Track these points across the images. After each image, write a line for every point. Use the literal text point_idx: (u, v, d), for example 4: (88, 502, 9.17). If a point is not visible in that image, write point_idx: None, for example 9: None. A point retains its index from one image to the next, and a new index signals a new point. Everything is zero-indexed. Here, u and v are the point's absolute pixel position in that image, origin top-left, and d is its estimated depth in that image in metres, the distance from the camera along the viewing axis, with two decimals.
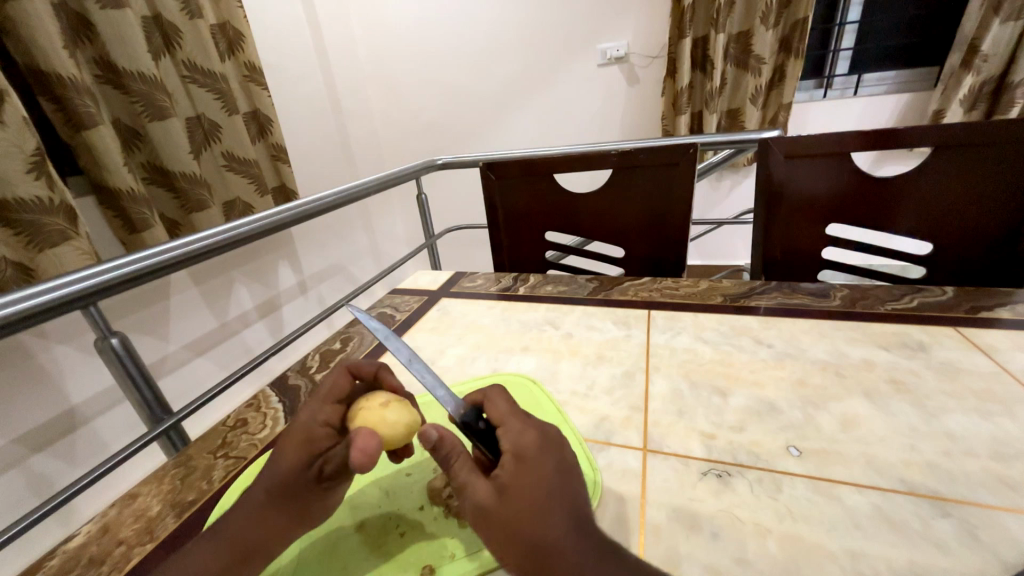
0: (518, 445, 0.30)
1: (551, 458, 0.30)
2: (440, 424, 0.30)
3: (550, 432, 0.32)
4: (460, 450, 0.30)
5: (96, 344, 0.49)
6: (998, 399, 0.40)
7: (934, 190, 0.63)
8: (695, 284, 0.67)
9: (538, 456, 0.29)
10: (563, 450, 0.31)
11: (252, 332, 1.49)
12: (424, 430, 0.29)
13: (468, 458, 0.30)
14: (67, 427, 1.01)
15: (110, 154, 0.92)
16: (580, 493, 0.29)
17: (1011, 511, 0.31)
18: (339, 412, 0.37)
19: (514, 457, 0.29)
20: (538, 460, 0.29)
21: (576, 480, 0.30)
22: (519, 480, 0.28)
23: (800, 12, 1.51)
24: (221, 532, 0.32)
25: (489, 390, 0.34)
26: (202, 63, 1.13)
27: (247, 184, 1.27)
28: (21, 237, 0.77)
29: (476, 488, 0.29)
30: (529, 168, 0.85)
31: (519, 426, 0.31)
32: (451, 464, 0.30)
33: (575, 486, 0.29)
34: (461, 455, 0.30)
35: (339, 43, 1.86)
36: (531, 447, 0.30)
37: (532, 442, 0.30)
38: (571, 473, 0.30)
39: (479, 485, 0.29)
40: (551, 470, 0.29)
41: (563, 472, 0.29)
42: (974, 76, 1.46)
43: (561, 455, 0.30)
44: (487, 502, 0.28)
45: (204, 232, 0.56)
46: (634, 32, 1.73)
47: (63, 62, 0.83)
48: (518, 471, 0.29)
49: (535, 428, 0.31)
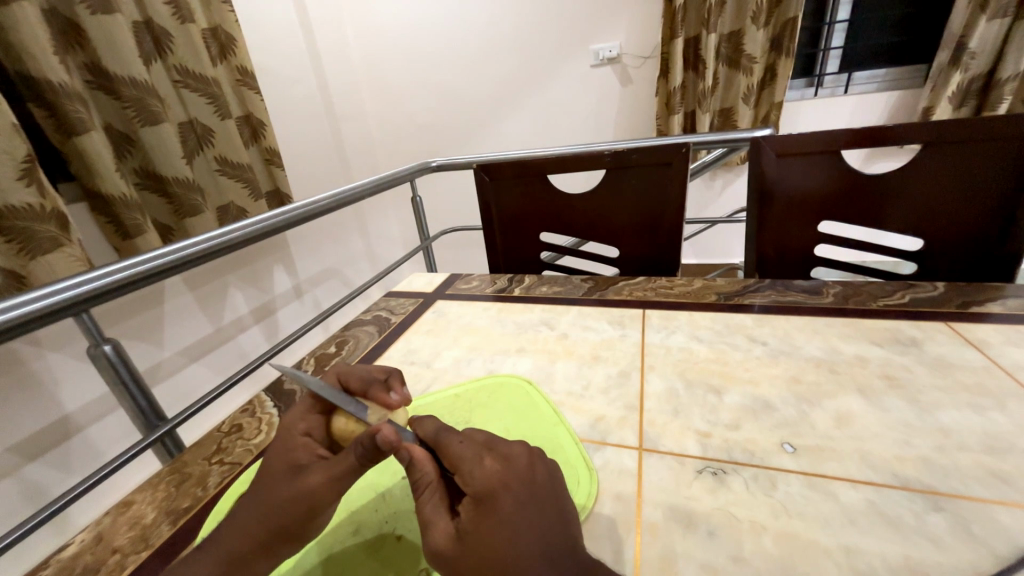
0: (478, 484, 0.28)
1: (514, 487, 0.28)
2: (413, 448, 0.30)
3: (514, 459, 0.30)
4: (426, 483, 0.30)
5: (89, 351, 0.50)
6: (989, 393, 0.41)
7: (924, 187, 0.64)
8: (689, 283, 0.68)
9: (501, 497, 0.27)
10: (532, 478, 0.29)
11: (248, 336, 1.48)
12: (397, 452, 0.30)
13: (434, 492, 0.29)
14: (62, 434, 1.00)
15: (102, 160, 0.91)
16: (561, 526, 0.27)
17: (1003, 505, 0.31)
18: (323, 423, 0.36)
19: (473, 498, 0.28)
20: (502, 498, 0.27)
21: (552, 511, 0.28)
22: (481, 526, 0.26)
23: (791, 11, 1.51)
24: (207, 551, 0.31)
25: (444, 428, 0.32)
26: (194, 67, 1.12)
27: (241, 189, 1.26)
28: (13, 244, 0.77)
29: (436, 528, 0.28)
30: (522, 169, 0.85)
31: (476, 460, 0.29)
32: (420, 498, 0.30)
33: (548, 523, 0.27)
34: (429, 492, 0.30)
35: (332, 46, 1.86)
36: (491, 485, 0.28)
37: (492, 479, 0.28)
38: (544, 508, 0.28)
39: (441, 523, 0.28)
40: (519, 509, 0.27)
41: (533, 508, 0.27)
42: (963, 74, 1.48)
43: (531, 485, 0.28)
44: (446, 547, 0.27)
45: (200, 236, 0.56)
46: (627, 32, 1.74)
47: (54, 68, 0.82)
48: (480, 517, 0.27)
49: (495, 459, 0.30)
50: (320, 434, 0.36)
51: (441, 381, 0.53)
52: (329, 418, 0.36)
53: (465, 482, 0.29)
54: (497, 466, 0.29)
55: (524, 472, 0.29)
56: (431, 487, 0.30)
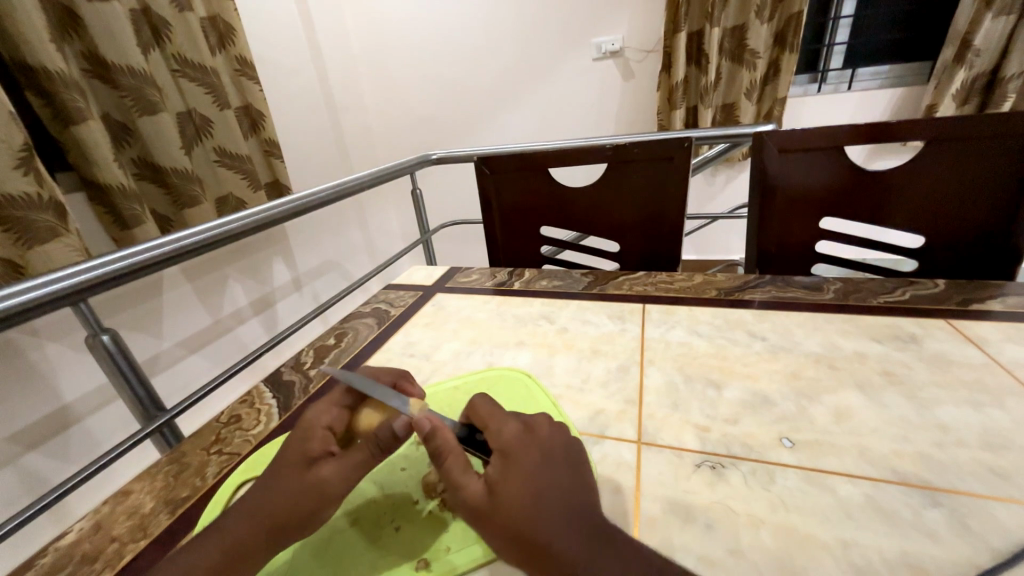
0: (504, 442, 0.31)
1: (536, 446, 0.31)
2: (435, 416, 0.32)
3: (534, 427, 0.33)
4: (447, 450, 0.31)
5: (87, 339, 0.49)
6: (989, 390, 0.41)
7: (928, 183, 0.63)
8: (690, 279, 0.68)
9: (525, 455, 0.30)
10: (550, 444, 0.31)
11: (246, 328, 1.48)
12: (417, 422, 0.32)
13: (458, 455, 0.30)
14: (61, 424, 1.00)
15: (99, 149, 0.90)
16: (575, 485, 0.29)
17: (1001, 500, 0.31)
18: (344, 417, 0.36)
19: (499, 455, 0.30)
20: (524, 456, 0.30)
21: (568, 472, 0.30)
22: (508, 477, 0.29)
23: (795, 6, 1.50)
24: (211, 536, 0.31)
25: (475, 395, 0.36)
26: (193, 57, 1.11)
27: (240, 180, 1.26)
28: (11, 233, 0.76)
29: (465, 485, 0.29)
30: (523, 163, 0.84)
31: (502, 423, 0.33)
32: (440, 463, 0.31)
33: (565, 482, 0.29)
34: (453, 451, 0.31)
35: (332, 37, 1.84)
36: (515, 443, 0.31)
37: (516, 440, 0.31)
38: (561, 467, 0.30)
39: (469, 480, 0.29)
40: (539, 466, 0.29)
41: (551, 467, 0.30)
42: (967, 71, 1.47)
43: (550, 447, 0.31)
44: (476, 498, 0.28)
45: (200, 226, 0.56)
46: (629, 25, 1.72)
47: (51, 56, 0.81)
48: (507, 469, 0.29)
49: (519, 425, 0.32)
50: (339, 427, 0.36)
51: (440, 373, 0.54)
52: (352, 411, 0.37)
53: (492, 440, 0.32)
54: (520, 431, 0.32)
55: (546, 437, 0.32)
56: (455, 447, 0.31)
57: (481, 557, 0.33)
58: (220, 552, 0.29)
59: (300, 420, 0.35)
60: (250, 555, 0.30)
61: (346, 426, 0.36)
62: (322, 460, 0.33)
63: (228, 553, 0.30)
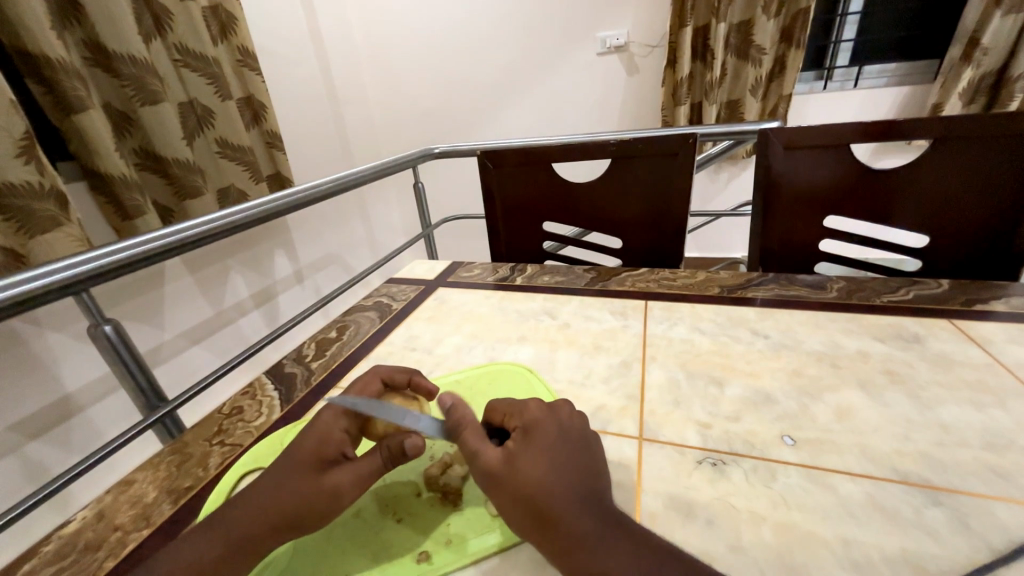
0: (527, 421, 0.32)
1: (555, 426, 0.32)
2: (456, 395, 0.34)
3: (557, 410, 0.34)
4: (467, 422, 0.32)
5: (89, 330, 0.49)
6: (991, 390, 0.41)
7: (934, 183, 0.63)
8: (693, 276, 0.67)
9: (545, 433, 0.32)
10: (569, 426, 0.33)
11: (248, 320, 1.48)
12: (438, 398, 0.34)
13: (476, 429, 0.32)
14: (63, 414, 1.01)
15: (100, 139, 0.90)
16: (587, 465, 0.31)
17: (1002, 501, 0.31)
18: (360, 419, 0.36)
19: (521, 432, 0.32)
20: (544, 434, 0.31)
21: (584, 454, 0.32)
22: (528, 450, 0.30)
23: (802, 2, 1.49)
24: (223, 524, 0.31)
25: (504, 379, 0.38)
26: (194, 47, 1.11)
27: (241, 171, 1.25)
28: (12, 222, 0.76)
29: (485, 453, 0.30)
30: (527, 157, 0.84)
31: (524, 404, 0.34)
32: (462, 435, 0.32)
33: (579, 462, 0.31)
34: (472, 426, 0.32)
35: (335, 29, 1.83)
36: (537, 421, 0.32)
37: (539, 419, 0.33)
38: (578, 448, 0.32)
39: (488, 449, 0.31)
40: (557, 444, 0.31)
41: (568, 447, 0.31)
42: (974, 69, 1.46)
43: (568, 428, 0.33)
44: (495, 464, 0.30)
45: (202, 218, 0.55)
46: (635, 20, 1.71)
47: (52, 44, 0.81)
48: (527, 443, 0.31)
49: (542, 406, 0.34)
50: (355, 429, 0.35)
51: (441, 367, 0.54)
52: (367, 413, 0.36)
53: (513, 420, 0.33)
54: (542, 411, 0.34)
55: (566, 420, 0.34)
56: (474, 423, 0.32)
57: (482, 551, 0.33)
58: (230, 542, 0.30)
59: (314, 421, 0.35)
60: (259, 544, 0.30)
61: (361, 427, 0.36)
62: (336, 463, 0.33)
63: (237, 543, 0.30)
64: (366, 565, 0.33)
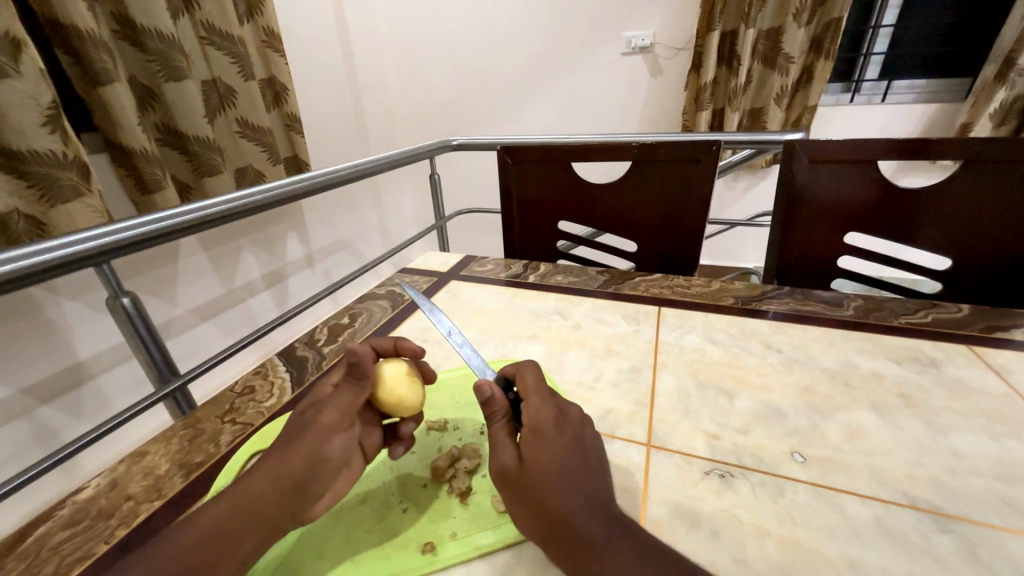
0: (538, 420, 0.32)
1: (566, 429, 0.32)
2: (493, 384, 0.33)
3: (568, 413, 0.34)
4: (496, 413, 0.33)
5: (107, 302, 0.50)
6: (1007, 420, 0.40)
7: (961, 205, 0.62)
8: (707, 285, 0.67)
9: (555, 435, 0.31)
10: (581, 432, 0.33)
11: (257, 300, 1.50)
12: (480, 386, 0.33)
13: (504, 421, 0.33)
14: (74, 380, 1.02)
15: (125, 112, 0.91)
16: (598, 474, 0.31)
17: (1013, 532, 0.31)
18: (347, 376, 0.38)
19: (532, 430, 0.31)
20: (555, 436, 0.31)
21: (595, 463, 0.31)
22: (540, 453, 0.30)
23: (834, 12, 1.46)
24: (233, 490, 0.32)
25: (521, 365, 0.37)
26: (221, 25, 1.11)
27: (260, 152, 1.26)
28: (34, 189, 0.77)
29: (501, 450, 0.31)
30: (546, 155, 0.84)
31: (539, 401, 0.33)
32: (491, 424, 0.33)
33: (589, 470, 0.30)
34: (500, 419, 0.33)
35: (359, 14, 1.83)
36: (548, 422, 0.32)
37: (551, 421, 0.32)
38: (588, 455, 0.31)
39: (504, 446, 0.31)
40: (568, 448, 0.31)
41: (580, 454, 0.31)
42: (1008, 90, 1.42)
43: (580, 433, 0.32)
44: (508, 463, 0.30)
45: (218, 197, 0.56)
46: (662, 21, 1.68)
47: (82, 15, 0.81)
48: (538, 445, 0.30)
49: (554, 407, 0.33)
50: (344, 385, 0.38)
51: (451, 360, 0.54)
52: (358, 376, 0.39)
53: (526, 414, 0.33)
54: (554, 413, 0.33)
55: (576, 425, 0.33)
56: (502, 415, 0.33)
57: (487, 546, 0.33)
58: (236, 505, 0.31)
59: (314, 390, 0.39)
60: (263, 509, 0.31)
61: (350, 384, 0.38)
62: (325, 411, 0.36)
63: (243, 506, 0.31)
64: (370, 553, 0.33)
